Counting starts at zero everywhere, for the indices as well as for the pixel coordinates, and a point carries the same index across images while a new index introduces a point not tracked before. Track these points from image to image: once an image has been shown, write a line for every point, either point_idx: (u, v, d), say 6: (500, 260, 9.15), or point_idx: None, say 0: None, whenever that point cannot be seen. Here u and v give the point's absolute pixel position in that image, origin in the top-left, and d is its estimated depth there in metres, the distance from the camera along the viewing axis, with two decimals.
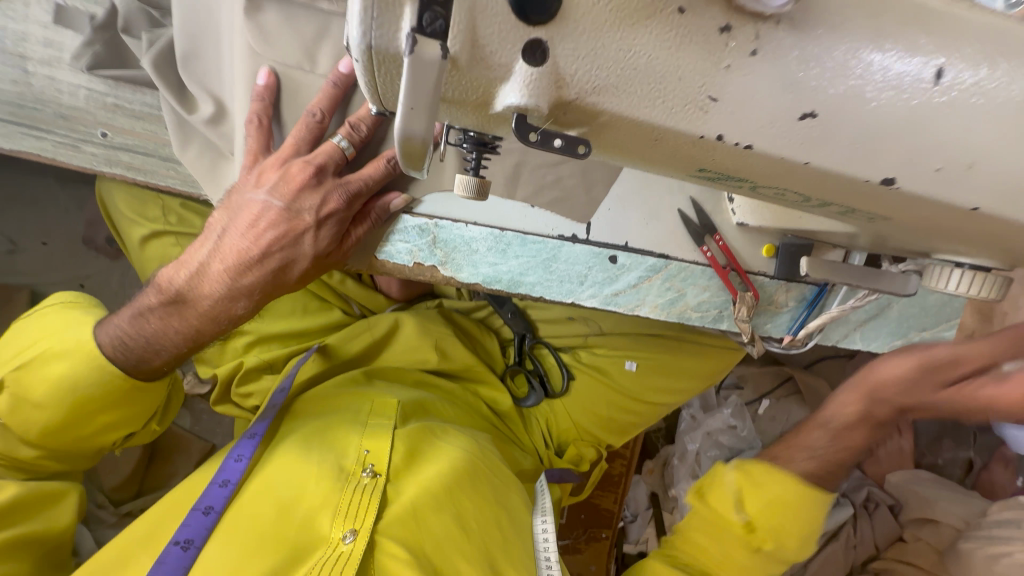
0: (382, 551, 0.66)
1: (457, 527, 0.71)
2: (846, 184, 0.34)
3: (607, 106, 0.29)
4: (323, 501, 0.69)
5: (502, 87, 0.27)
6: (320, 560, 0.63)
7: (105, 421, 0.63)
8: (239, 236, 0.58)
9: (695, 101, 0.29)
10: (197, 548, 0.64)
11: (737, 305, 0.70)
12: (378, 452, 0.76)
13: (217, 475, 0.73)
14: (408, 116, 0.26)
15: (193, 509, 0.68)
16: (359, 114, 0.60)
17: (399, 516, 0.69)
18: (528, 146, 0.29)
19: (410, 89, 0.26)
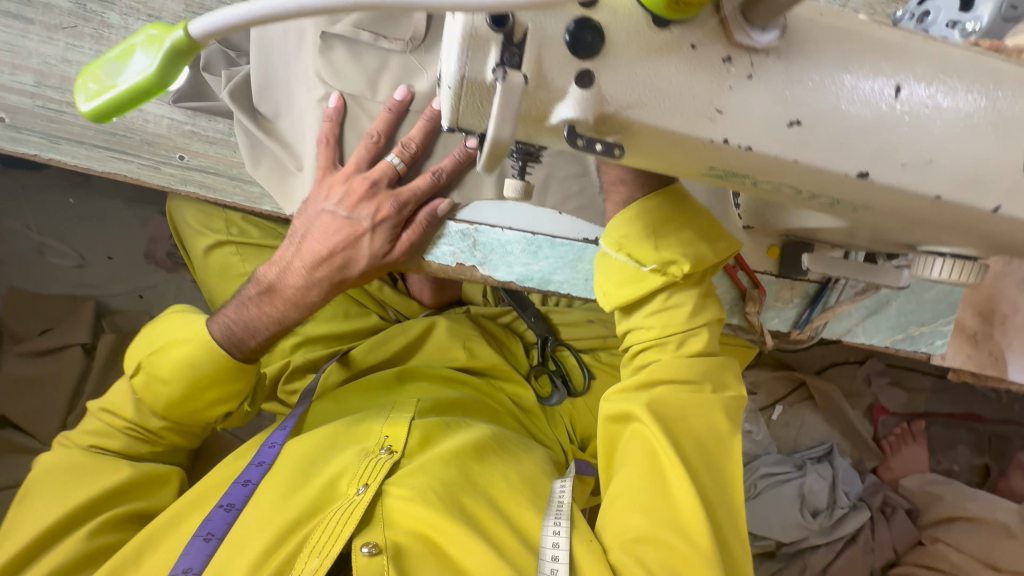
0: (389, 496, 0.74)
1: (462, 477, 0.77)
2: (829, 178, 0.42)
3: (636, 118, 0.37)
4: (345, 467, 0.79)
5: (558, 105, 0.36)
6: (339, 509, 0.72)
7: (210, 397, 0.71)
8: (315, 239, 0.70)
9: (705, 112, 0.37)
10: (237, 508, 0.74)
11: (747, 302, 0.81)
12: (395, 434, 0.84)
13: (253, 458, 0.83)
14: (498, 126, 0.34)
15: (233, 481, 0.78)
16: (409, 134, 0.70)
17: (411, 472, 0.77)
18: (575, 149, 0.38)
19: (500, 108, 0.34)
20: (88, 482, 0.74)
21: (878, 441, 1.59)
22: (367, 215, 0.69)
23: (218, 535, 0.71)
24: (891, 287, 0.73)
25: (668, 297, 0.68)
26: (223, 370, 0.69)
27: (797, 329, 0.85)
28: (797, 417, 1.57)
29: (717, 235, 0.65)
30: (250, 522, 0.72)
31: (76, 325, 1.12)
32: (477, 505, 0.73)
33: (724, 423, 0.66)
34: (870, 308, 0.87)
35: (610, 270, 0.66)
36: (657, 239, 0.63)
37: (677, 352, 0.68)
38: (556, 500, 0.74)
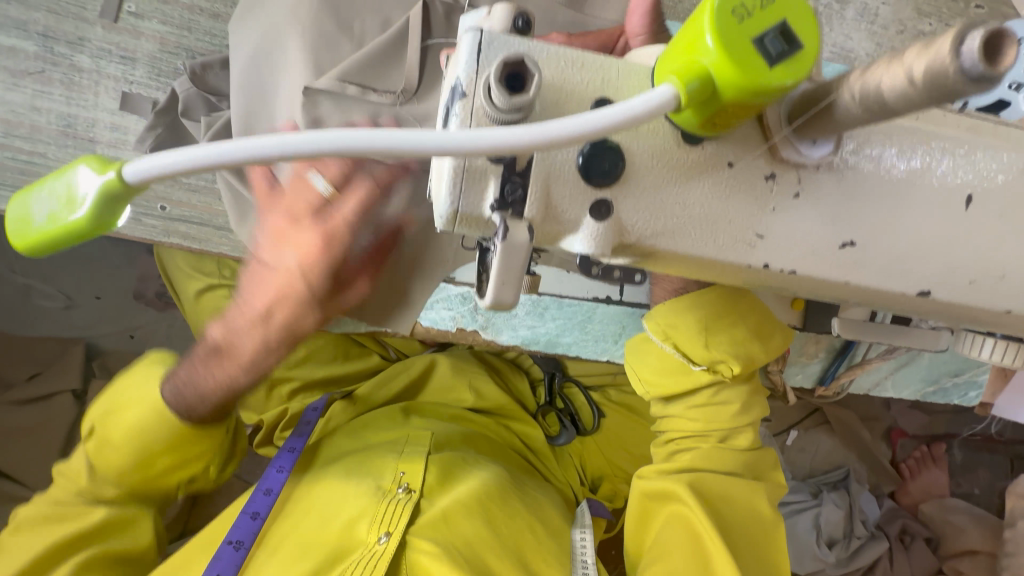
0: (416, 548, 0.67)
1: (487, 530, 0.71)
2: (883, 296, 0.36)
3: (663, 247, 0.31)
4: (361, 511, 0.70)
5: (569, 237, 0.30)
6: (357, 561, 0.65)
7: (165, 464, 0.63)
8: (245, 296, 0.51)
9: (744, 237, 0.32)
10: (247, 549, 0.69)
11: (771, 360, 0.75)
12: (413, 472, 0.76)
13: (261, 484, 0.78)
14: (498, 286, 0.28)
15: (240, 512, 0.74)
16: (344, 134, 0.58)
17: (434, 519, 0.70)
18: (589, 278, 0.33)
19: (500, 265, 0.28)
20: (50, 529, 0.62)
21: (896, 464, 1.54)
22: (293, 259, 0.47)
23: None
24: (926, 350, 0.67)
25: (716, 392, 0.59)
26: (177, 437, 0.61)
27: (824, 385, 0.80)
28: (813, 441, 1.51)
29: (771, 327, 0.57)
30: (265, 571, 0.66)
31: (65, 369, 1.08)
32: (503, 564, 0.68)
33: (769, 510, 0.59)
34: (900, 362, 0.80)
35: (649, 361, 0.58)
36: (706, 335, 0.54)
37: (721, 443, 0.61)
38: (578, 556, 0.75)
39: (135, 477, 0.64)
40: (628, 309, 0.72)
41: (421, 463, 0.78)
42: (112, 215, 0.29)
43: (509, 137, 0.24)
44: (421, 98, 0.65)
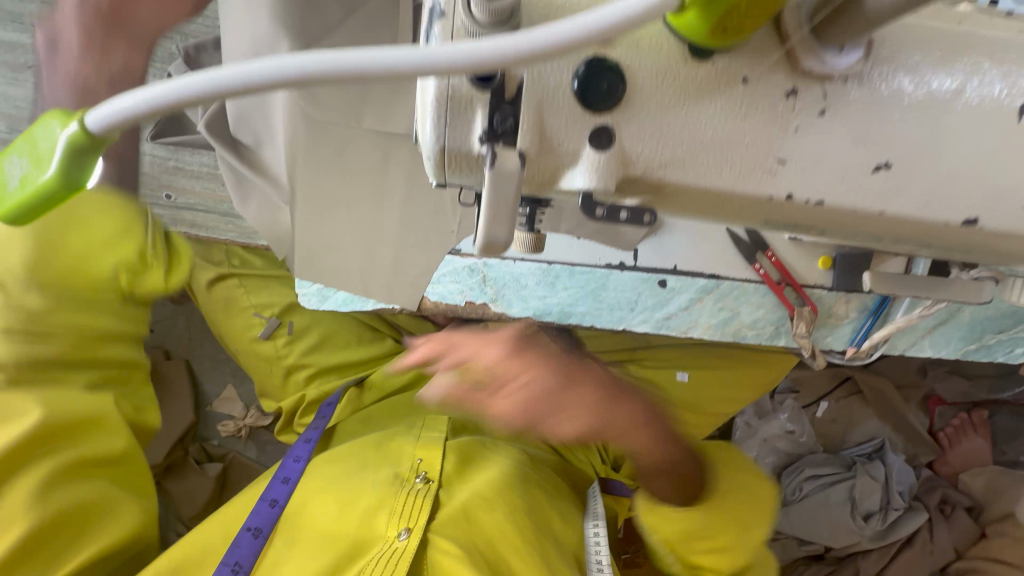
0: (434, 546, 0.64)
1: (509, 523, 0.68)
2: (923, 227, 0.32)
3: (673, 178, 0.28)
4: (380, 501, 0.69)
5: (569, 172, 0.28)
6: (375, 556, 0.63)
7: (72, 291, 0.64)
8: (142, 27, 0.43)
9: (764, 164, 0.29)
10: (265, 537, 0.67)
11: (795, 321, 0.71)
12: (430, 459, 0.75)
13: (279, 472, 0.76)
14: (490, 221, 0.28)
15: (258, 500, 0.71)
16: None
17: (453, 517, 0.68)
18: (593, 220, 0.30)
19: (491, 197, 0.27)
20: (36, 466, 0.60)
21: (934, 433, 1.47)
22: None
23: (246, 566, 0.63)
24: (969, 303, 0.63)
25: None
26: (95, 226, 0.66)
27: (854, 347, 0.76)
28: (845, 411, 1.46)
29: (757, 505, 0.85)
30: (285, 562, 0.65)
31: None
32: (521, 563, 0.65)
33: None
34: (938, 319, 0.76)
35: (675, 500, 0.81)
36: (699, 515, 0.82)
37: None
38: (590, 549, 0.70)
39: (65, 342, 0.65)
40: (644, 276, 0.69)
41: (439, 450, 0.77)
42: (82, 175, 0.28)
43: (494, 46, 0.22)
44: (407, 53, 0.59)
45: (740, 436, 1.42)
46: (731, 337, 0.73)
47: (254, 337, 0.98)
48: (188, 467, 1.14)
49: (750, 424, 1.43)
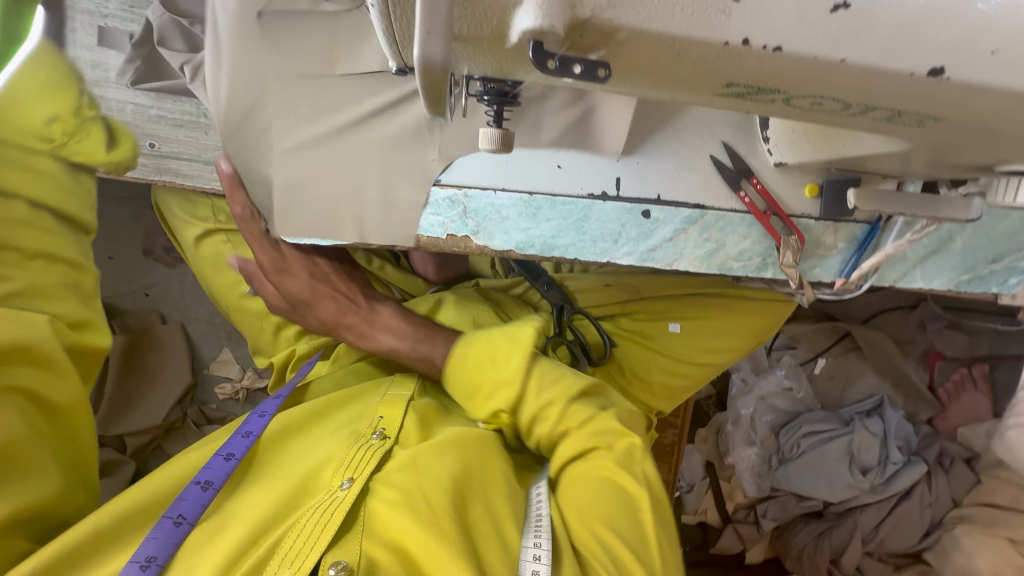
0: (376, 496, 0.58)
1: (463, 471, 0.61)
2: (887, 83, 0.31)
3: (622, 21, 0.28)
4: (332, 454, 0.65)
5: (515, 12, 0.28)
6: (315, 505, 0.58)
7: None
8: None
9: (717, 4, 0.28)
10: (216, 489, 0.59)
11: (782, 250, 0.70)
12: (392, 417, 0.71)
13: (241, 428, 0.69)
14: (425, 41, 0.27)
15: (215, 455, 0.64)
16: None
17: (402, 465, 0.61)
18: (547, 74, 0.29)
19: (426, 13, 0.27)
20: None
21: (934, 389, 1.45)
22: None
23: (190, 519, 0.56)
24: (958, 222, 0.62)
25: None
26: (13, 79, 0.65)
27: (843, 278, 0.74)
28: (842, 367, 1.46)
29: (512, 344, 0.72)
30: (230, 512, 0.59)
31: None
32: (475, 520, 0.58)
33: None
34: (930, 248, 0.74)
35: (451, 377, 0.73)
36: (476, 394, 0.72)
37: None
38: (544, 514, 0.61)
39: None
40: (628, 207, 0.69)
41: (401, 407, 0.72)
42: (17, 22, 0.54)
43: None
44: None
45: (735, 393, 1.45)
46: (717, 269, 0.73)
47: (242, 293, 0.97)
48: (186, 428, 1.16)
49: (747, 381, 1.45)
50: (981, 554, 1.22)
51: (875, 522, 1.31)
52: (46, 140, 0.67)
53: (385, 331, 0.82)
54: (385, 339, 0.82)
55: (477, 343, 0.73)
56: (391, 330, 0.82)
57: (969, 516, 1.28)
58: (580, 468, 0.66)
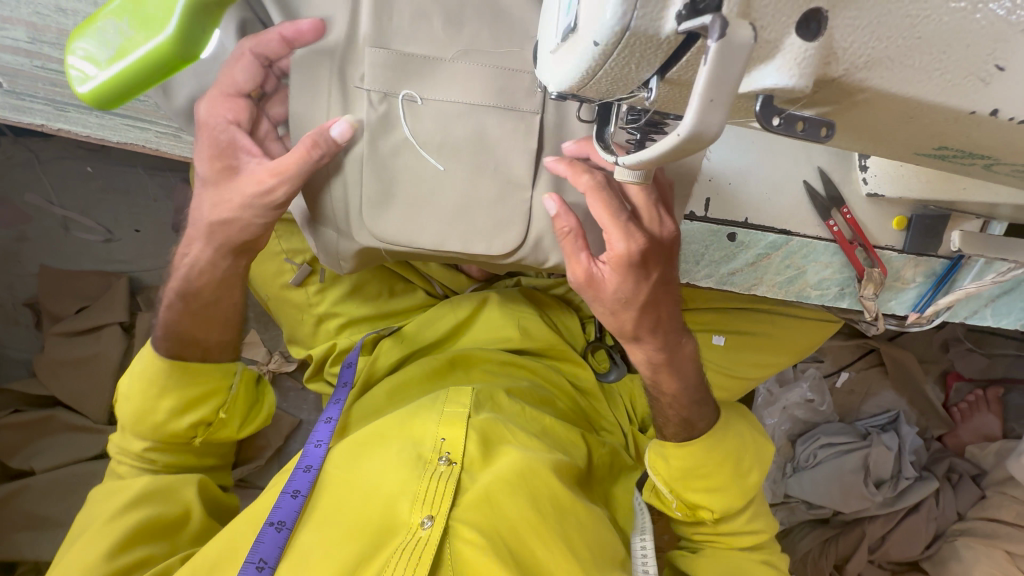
0: (458, 535, 0.62)
1: (534, 512, 0.66)
2: None
3: (874, 82, 0.25)
4: (402, 486, 0.65)
5: (762, 67, 0.24)
6: (400, 547, 0.59)
7: (169, 405, 0.68)
8: (235, 185, 0.59)
9: (978, 69, 0.25)
10: (290, 530, 0.61)
11: (864, 283, 0.67)
12: (454, 439, 0.72)
13: (300, 461, 0.70)
14: (705, 109, 0.23)
15: (280, 492, 0.65)
16: (294, 160, 0.55)
17: (477, 501, 0.65)
18: (770, 132, 0.27)
19: (712, 80, 0.22)
20: (117, 497, 0.65)
21: (947, 407, 1.47)
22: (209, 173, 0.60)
23: (272, 564, 0.58)
24: None
25: None
26: (168, 372, 0.67)
27: (916, 312, 0.73)
28: (863, 382, 1.47)
29: (755, 453, 0.70)
30: (309, 552, 0.59)
31: (110, 303, 1.07)
32: (548, 554, 0.63)
33: None
34: (1005, 287, 0.73)
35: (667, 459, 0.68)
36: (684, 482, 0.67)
37: None
38: (636, 557, 0.71)
39: (154, 426, 0.68)
40: (714, 228, 0.67)
41: (462, 427, 0.73)
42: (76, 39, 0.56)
43: None
44: (467, 124, 0.57)
45: (761, 403, 1.43)
46: (794, 296, 0.71)
47: (286, 283, 0.94)
48: None
49: (772, 392, 1.43)
50: (980, 566, 1.25)
51: (882, 533, 1.34)
52: (203, 428, 0.71)
53: (670, 375, 0.64)
54: (669, 381, 0.65)
55: (731, 436, 0.69)
56: (681, 381, 0.65)
57: (971, 530, 1.32)
58: (725, 552, 0.72)
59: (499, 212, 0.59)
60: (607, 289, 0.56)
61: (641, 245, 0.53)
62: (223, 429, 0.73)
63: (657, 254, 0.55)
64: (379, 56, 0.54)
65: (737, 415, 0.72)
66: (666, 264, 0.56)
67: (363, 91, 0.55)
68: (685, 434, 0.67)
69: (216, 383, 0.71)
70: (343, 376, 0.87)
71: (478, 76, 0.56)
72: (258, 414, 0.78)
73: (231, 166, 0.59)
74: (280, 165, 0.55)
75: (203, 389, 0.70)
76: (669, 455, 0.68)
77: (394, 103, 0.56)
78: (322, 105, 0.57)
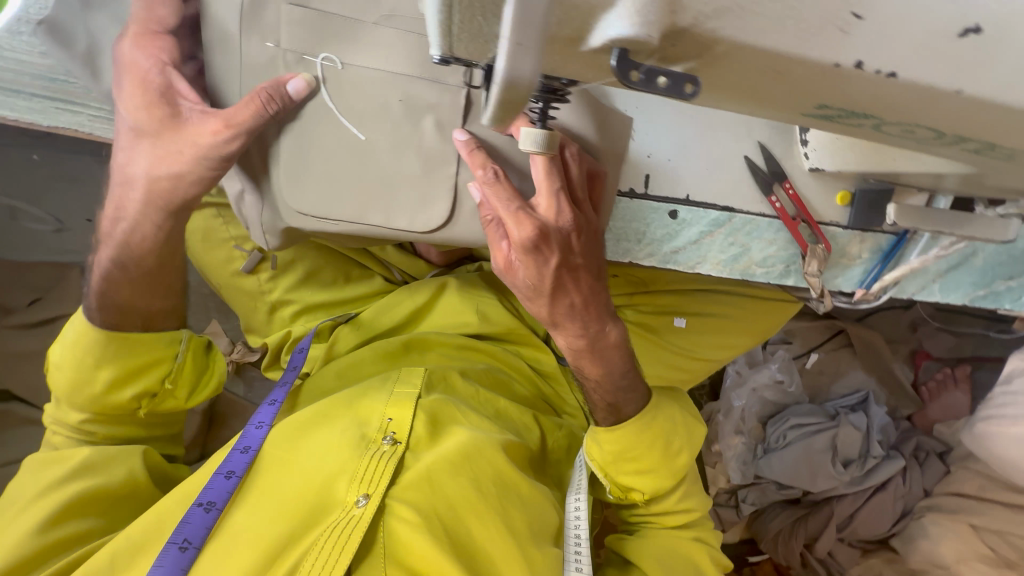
0: (394, 515, 0.61)
1: (475, 491, 0.65)
2: (995, 115, 0.28)
3: (726, 33, 0.24)
4: (341, 466, 0.65)
5: (605, 16, 0.24)
6: (332, 526, 0.60)
7: (109, 375, 0.65)
8: (170, 136, 0.56)
9: (835, 19, 0.24)
10: (219, 511, 0.60)
11: (807, 259, 0.67)
12: (401, 419, 0.71)
13: (239, 442, 0.69)
14: (513, 54, 0.23)
15: (215, 473, 0.64)
16: (244, 115, 0.53)
17: (417, 481, 0.65)
18: (629, 87, 0.25)
19: (516, 23, 0.23)
20: (53, 468, 0.63)
21: (917, 387, 1.48)
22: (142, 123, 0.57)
23: (196, 544, 0.57)
24: (994, 241, 0.61)
25: None
26: (109, 339, 0.64)
27: (863, 288, 0.73)
28: (832, 363, 1.47)
29: (687, 438, 0.71)
30: (238, 530, 0.59)
31: (64, 293, 1.05)
32: (483, 532, 0.63)
33: None
34: (951, 262, 0.73)
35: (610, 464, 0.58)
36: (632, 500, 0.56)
37: None
38: (571, 530, 0.72)
39: (92, 395, 0.66)
40: (654, 206, 0.66)
41: (410, 408, 0.73)
42: None
43: None
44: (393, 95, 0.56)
45: (729, 384, 1.44)
46: (740, 275, 0.70)
47: (237, 271, 0.92)
48: None
49: (740, 373, 1.44)
50: (946, 542, 1.24)
51: (849, 512, 1.33)
52: (150, 398, 0.69)
53: (591, 362, 0.64)
54: (592, 368, 0.64)
55: (662, 418, 0.69)
56: (607, 367, 0.65)
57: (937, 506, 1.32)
58: (657, 534, 0.72)
59: (424, 193, 0.59)
60: (516, 276, 0.57)
61: (531, 234, 0.53)
62: (169, 402, 0.71)
63: (561, 239, 0.55)
64: (296, 13, 0.53)
65: (671, 399, 0.73)
66: (571, 249, 0.56)
67: (278, 51, 0.54)
68: (613, 417, 0.67)
69: (156, 353, 0.67)
70: (293, 361, 0.86)
71: (399, 44, 0.55)
72: (206, 381, 0.74)
73: (170, 117, 0.55)
74: (234, 116, 0.53)
75: (142, 358, 0.66)
76: (601, 440, 0.67)
77: (310, 64, 0.55)
78: (234, 74, 0.56)
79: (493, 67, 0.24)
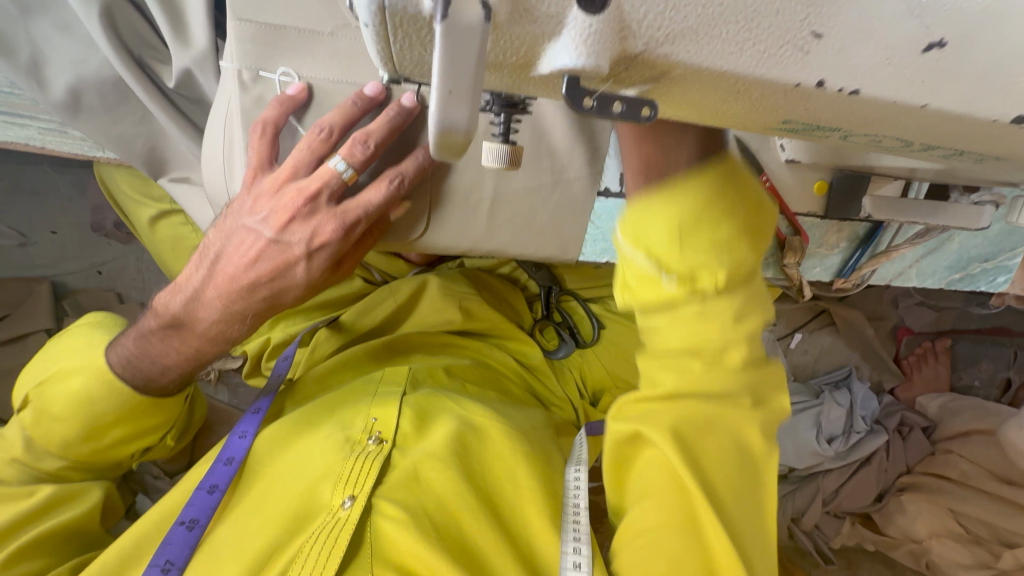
0: (381, 514, 0.60)
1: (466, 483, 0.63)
2: (958, 127, 0.28)
3: (681, 57, 0.23)
4: (328, 467, 0.65)
5: (550, 47, 0.23)
6: (319, 528, 0.59)
7: (117, 436, 0.64)
8: (272, 268, 0.56)
9: (793, 39, 0.23)
10: (203, 527, 0.61)
11: (785, 253, 0.68)
12: (385, 418, 0.71)
13: (222, 453, 0.69)
14: (447, 103, 0.22)
15: (197, 488, 0.64)
16: (358, 213, 0.54)
17: (403, 481, 0.64)
18: (583, 115, 0.24)
19: (445, 69, 0.22)
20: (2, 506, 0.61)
21: (898, 361, 1.50)
22: (301, 240, 0.55)
23: (179, 564, 0.57)
24: (966, 229, 0.60)
25: None
26: (133, 407, 0.63)
27: (841, 278, 0.75)
28: (816, 342, 1.49)
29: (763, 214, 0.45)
30: (219, 554, 0.59)
31: (33, 310, 1.01)
32: (478, 526, 0.60)
33: None
34: (928, 247, 0.74)
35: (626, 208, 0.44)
36: (684, 232, 0.42)
37: None
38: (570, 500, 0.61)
39: (84, 450, 0.64)
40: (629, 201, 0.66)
41: (393, 407, 0.72)
42: None
43: None
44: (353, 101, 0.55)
45: None
46: None
47: None
48: None
49: None
50: (921, 519, 1.28)
51: (833, 487, 1.35)
52: (143, 450, 0.70)
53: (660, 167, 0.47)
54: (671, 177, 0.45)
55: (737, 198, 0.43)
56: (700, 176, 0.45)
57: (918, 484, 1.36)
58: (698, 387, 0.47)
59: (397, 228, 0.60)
60: None
61: None
62: (160, 452, 0.73)
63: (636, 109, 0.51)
64: (246, 29, 0.52)
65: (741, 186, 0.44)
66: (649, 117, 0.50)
67: (234, 69, 0.54)
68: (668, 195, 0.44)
69: (169, 415, 0.67)
70: (277, 367, 0.85)
71: (357, 55, 0.54)
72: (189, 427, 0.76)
73: (277, 250, 0.56)
74: (355, 228, 0.55)
75: (155, 420, 0.66)
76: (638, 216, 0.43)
77: (267, 81, 0.55)
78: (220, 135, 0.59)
79: (429, 112, 0.23)
